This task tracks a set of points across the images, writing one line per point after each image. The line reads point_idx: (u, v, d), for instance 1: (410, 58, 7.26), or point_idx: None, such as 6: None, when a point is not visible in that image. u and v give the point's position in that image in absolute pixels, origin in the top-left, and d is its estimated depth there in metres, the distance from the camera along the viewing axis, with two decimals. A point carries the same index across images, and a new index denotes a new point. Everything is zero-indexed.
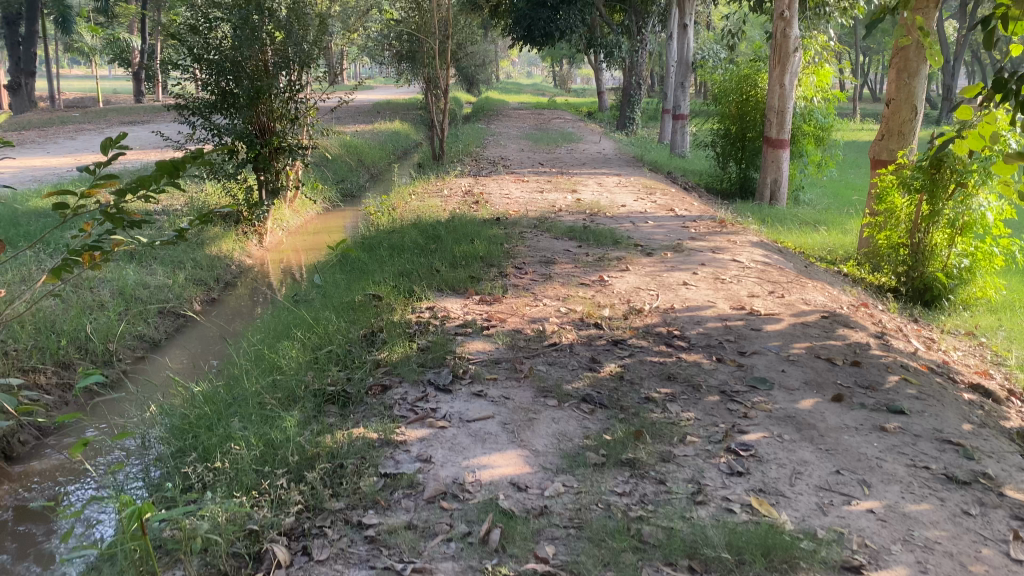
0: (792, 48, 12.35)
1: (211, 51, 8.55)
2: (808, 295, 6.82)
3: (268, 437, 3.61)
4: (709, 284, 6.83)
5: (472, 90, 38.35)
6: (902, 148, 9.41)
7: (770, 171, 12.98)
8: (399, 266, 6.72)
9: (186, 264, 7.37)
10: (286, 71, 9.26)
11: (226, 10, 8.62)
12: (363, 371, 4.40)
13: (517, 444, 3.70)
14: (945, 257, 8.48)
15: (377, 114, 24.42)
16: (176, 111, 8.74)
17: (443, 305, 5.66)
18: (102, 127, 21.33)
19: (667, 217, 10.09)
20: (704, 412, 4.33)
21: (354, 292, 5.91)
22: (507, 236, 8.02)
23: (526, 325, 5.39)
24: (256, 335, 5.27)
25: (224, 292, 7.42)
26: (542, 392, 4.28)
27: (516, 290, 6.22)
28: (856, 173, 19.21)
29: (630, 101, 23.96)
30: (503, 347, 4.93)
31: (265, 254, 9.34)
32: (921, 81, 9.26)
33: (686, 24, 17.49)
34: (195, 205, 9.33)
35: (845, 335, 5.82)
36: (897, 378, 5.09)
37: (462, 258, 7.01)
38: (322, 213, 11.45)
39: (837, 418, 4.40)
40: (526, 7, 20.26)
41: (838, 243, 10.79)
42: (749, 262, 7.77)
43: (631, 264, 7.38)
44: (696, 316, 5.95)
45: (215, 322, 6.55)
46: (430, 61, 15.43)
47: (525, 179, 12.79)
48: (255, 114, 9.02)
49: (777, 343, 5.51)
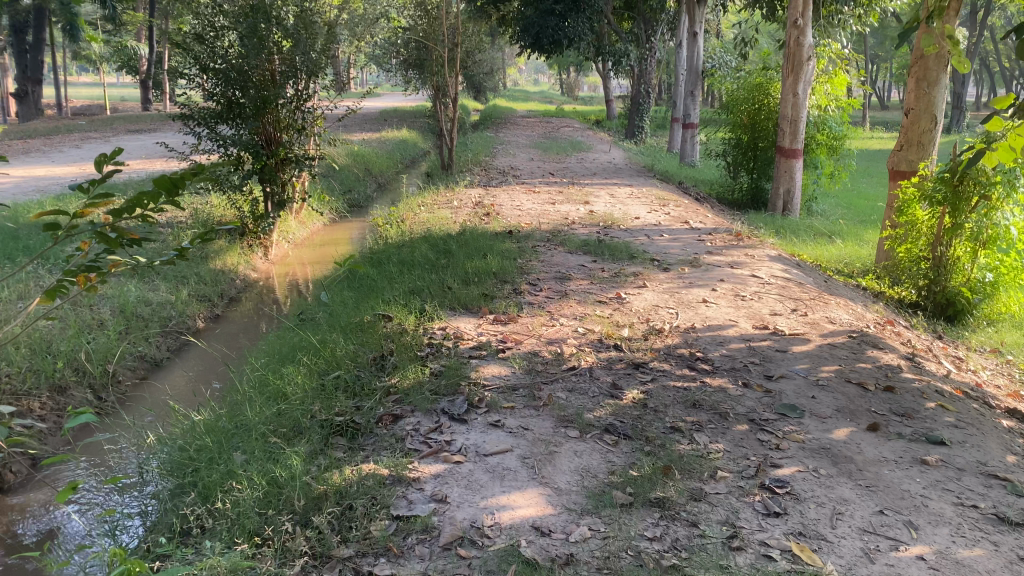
0: (806, 56, 12.10)
1: (218, 60, 8.36)
2: (833, 313, 6.58)
3: (272, 475, 3.39)
4: (730, 302, 6.59)
5: (480, 98, 38.22)
6: (922, 159, 9.14)
7: (784, 181, 12.72)
8: (409, 283, 6.49)
9: (189, 279, 7.16)
10: (293, 80, 9.01)
11: (233, 19, 8.43)
12: (373, 399, 4.17)
13: (537, 481, 3.46)
14: (969, 271, 8.20)
15: (384, 122, 24.27)
16: (181, 121, 8.54)
17: (455, 325, 5.45)
18: (108, 136, 21.20)
19: (681, 229, 9.86)
20: (734, 443, 4.08)
21: (362, 311, 5.69)
22: (519, 251, 7.80)
23: (542, 347, 5.16)
24: (260, 358, 5.05)
25: (228, 308, 7.21)
26: (562, 422, 4.05)
27: (531, 309, 5.99)
28: (869, 183, 18.93)
29: (639, 109, 23.78)
30: (519, 372, 4.70)
31: (270, 267, 9.14)
32: (941, 90, 8.99)
33: (696, 31, 17.26)
34: (199, 217, 9.13)
35: (875, 356, 5.57)
36: (934, 405, 4.83)
37: (474, 274, 6.79)
38: (328, 224, 11.24)
39: (874, 449, 4.15)
40: (535, 14, 20.09)
41: (855, 255, 10.53)
42: (770, 278, 7.54)
43: (648, 280, 7.15)
44: (719, 337, 5.71)
45: (218, 341, 6.34)
46: (439, 69, 15.26)
47: (535, 189, 12.59)
48: (261, 125, 8.84)
49: (805, 366, 5.25)
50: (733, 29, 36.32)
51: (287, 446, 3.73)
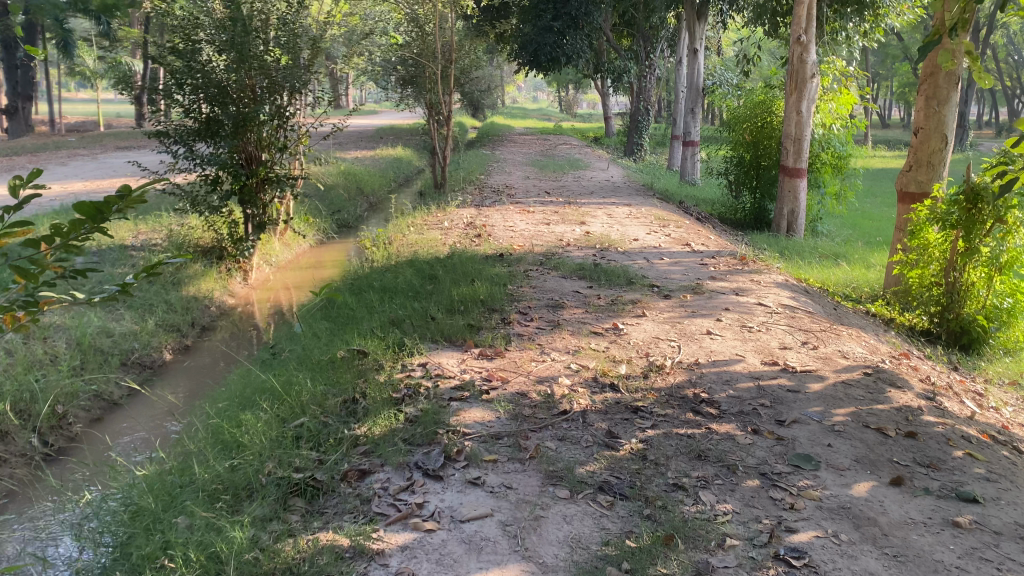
0: (808, 74, 11.75)
1: (194, 75, 7.95)
2: (845, 346, 6.15)
3: (212, 549, 2.92)
4: (734, 334, 6.17)
5: (478, 115, 37.91)
6: (932, 179, 8.72)
7: (786, 202, 12.32)
8: (391, 313, 6.07)
9: (157, 307, 6.74)
10: (276, 97, 8.61)
11: (210, 32, 8.03)
12: (338, 452, 3.73)
13: (520, 554, 3.02)
14: (984, 297, 7.77)
15: (380, 140, 23.92)
16: (157, 139, 8.13)
17: (437, 361, 5.03)
18: (98, 153, 20.82)
19: (682, 253, 9.45)
20: (743, 503, 3.63)
21: (335, 345, 5.25)
22: (510, 276, 7.37)
23: (531, 387, 4.72)
24: (222, 399, 4.61)
25: (199, 339, 6.78)
26: (550, 480, 3.61)
27: (521, 342, 5.56)
28: (872, 203, 18.54)
29: (638, 126, 23.38)
30: (505, 417, 4.26)
31: (250, 291, 8.69)
32: (951, 108, 8.61)
33: (697, 49, 16.94)
34: (176, 239, 8.71)
35: (892, 396, 5.14)
36: (962, 453, 4.39)
37: (461, 303, 6.36)
38: (315, 246, 10.83)
39: (900, 508, 3.70)
40: (533, 32, 19.67)
41: (861, 279, 10.11)
42: (776, 306, 7.12)
43: (647, 309, 6.74)
44: (725, 375, 5.29)
45: (184, 376, 5.91)
46: (434, 86, 14.89)
47: (530, 209, 12.17)
48: (242, 143, 8.42)
49: (818, 409, 4.81)
50: (733, 47, 36.10)
51: (235, 510, 3.27)
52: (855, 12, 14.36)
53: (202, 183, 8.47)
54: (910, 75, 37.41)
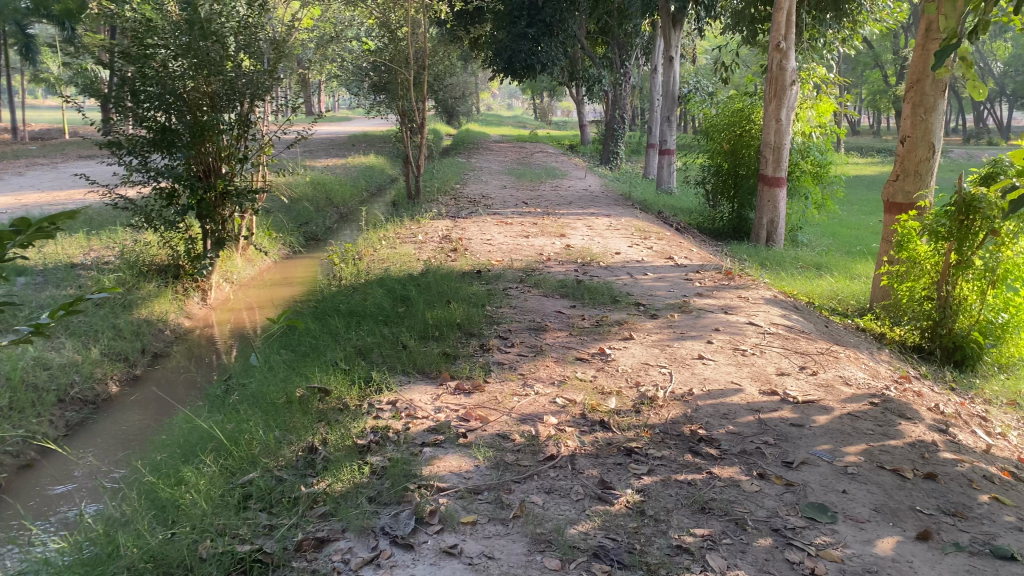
0: (788, 81, 11.44)
1: (149, 82, 7.39)
2: (846, 371, 5.76)
3: None
4: (728, 358, 5.75)
5: (453, 122, 37.40)
6: (920, 189, 8.39)
7: (766, 211, 11.97)
8: (357, 341, 5.59)
9: (103, 333, 6.18)
10: (236, 105, 8.07)
11: (165, 36, 7.47)
12: (294, 515, 3.26)
13: None
14: (978, 312, 7.39)
15: (352, 147, 23.39)
16: (109, 150, 7.54)
17: (407, 398, 4.55)
18: (57, 161, 20.01)
19: (666, 267, 9.05)
20: (757, 568, 3.18)
21: (294, 379, 4.76)
22: (489, 295, 6.90)
23: (513, 427, 4.25)
24: (162, 445, 4.09)
25: (150, 367, 6.24)
26: (537, 545, 3.13)
27: (501, 372, 5.09)
28: (851, 211, 18.33)
29: (614, 134, 23.01)
30: (484, 465, 3.79)
31: (209, 313, 8.16)
32: (939, 116, 8.27)
33: (672, 57, 16.56)
34: (129, 257, 8.15)
35: (903, 430, 4.74)
36: (987, 498, 3.99)
37: (435, 327, 5.89)
38: (280, 261, 10.29)
39: (931, 569, 3.27)
40: (507, 39, 19.18)
41: (848, 291, 9.78)
42: (769, 326, 6.72)
43: (634, 330, 6.29)
44: (722, 408, 4.85)
45: (128, 410, 5.38)
46: (406, 93, 14.42)
47: (508, 221, 11.72)
48: (198, 154, 7.88)
49: (826, 447, 4.40)
50: (708, 54, 36.07)
51: None
52: (833, 19, 14.22)
53: (157, 198, 7.90)
54: (882, 82, 37.66)
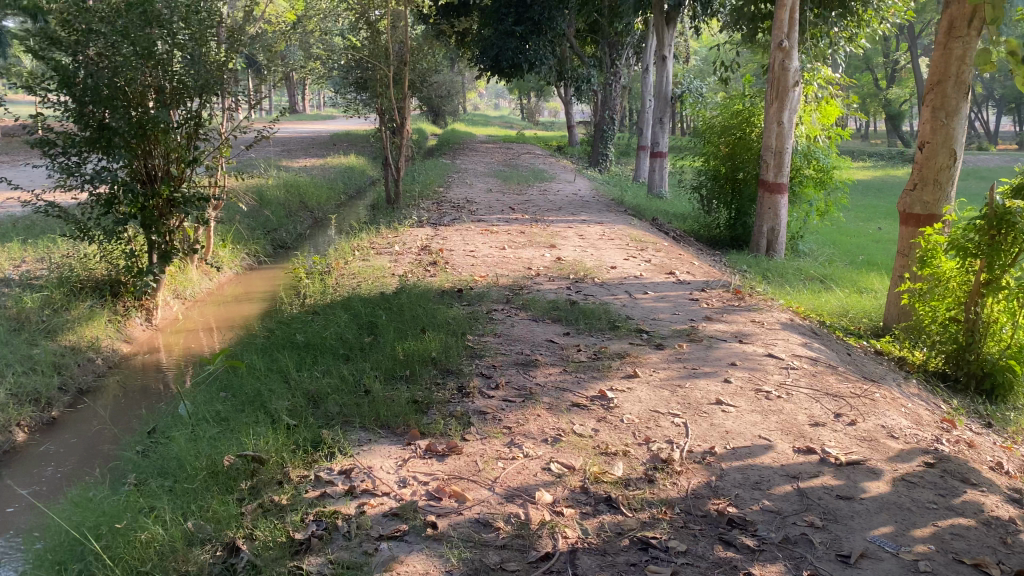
0: (791, 82, 10.59)
1: (84, 72, 6.38)
2: (889, 420, 4.91)
3: None
4: (751, 404, 4.87)
5: (438, 122, 36.43)
6: (939, 200, 7.47)
7: (767, 219, 11.12)
8: (310, 386, 4.69)
9: (14, 370, 5.29)
10: (185, 101, 7.13)
11: (102, 20, 6.45)
12: None
13: None
14: (1010, 336, 6.45)
15: (333, 147, 22.42)
16: (40, 150, 6.54)
17: (362, 468, 3.65)
18: (15, 162, 18.83)
19: (666, 284, 8.21)
20: None
21: (223, 444, 3.88)
22: (470, 320, 6.02)
23: (496, 510, 3.36)
24: (47, 540, 3.21)
25: (71, 409, 5.34)
26: None
27: (481, 426, 4.20)
28: (850, 218, 17.56)
29: (603, 136, 22.02)
30: (457, 573, 2.89)
31: (155, 335, 7.24)
32: (962, 121, 7.38)
33: (665, 56, 15.68)
34: (63, 273, 7.20)
35: (972, 503, 3.87)
36: None
37: (404, 365, 5.01)
38: (241, 274, 9.37)
39: None
40: (495, 36, 18.36)
41: (859, 307, 8.92)
42: (791, 359, 5.86)
43: (639, 365, 5.42)
44: (754, 474, 3.97)
45: (35, 466, 4.50)
46: (386, 91, 13.45)
47: (493, 229, 10.84)
48: (140, 156, 6.91)
49: (886, 529, 3.54)
50: (699, 56, 35.34)
51: None
52: (839, 16, 13.39)
53: (94, 205, 6.92)
54: (874, 86, 36.99)
